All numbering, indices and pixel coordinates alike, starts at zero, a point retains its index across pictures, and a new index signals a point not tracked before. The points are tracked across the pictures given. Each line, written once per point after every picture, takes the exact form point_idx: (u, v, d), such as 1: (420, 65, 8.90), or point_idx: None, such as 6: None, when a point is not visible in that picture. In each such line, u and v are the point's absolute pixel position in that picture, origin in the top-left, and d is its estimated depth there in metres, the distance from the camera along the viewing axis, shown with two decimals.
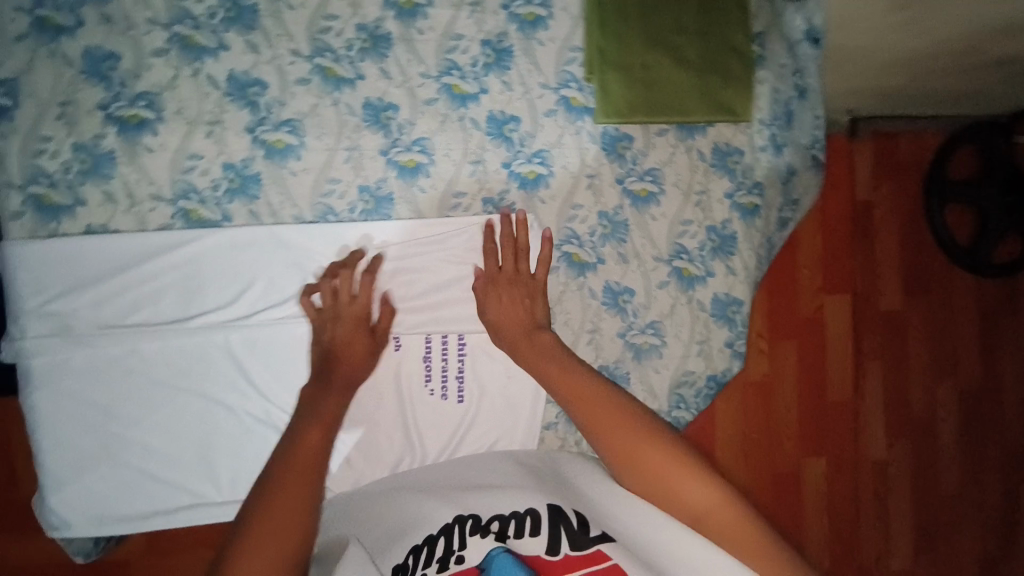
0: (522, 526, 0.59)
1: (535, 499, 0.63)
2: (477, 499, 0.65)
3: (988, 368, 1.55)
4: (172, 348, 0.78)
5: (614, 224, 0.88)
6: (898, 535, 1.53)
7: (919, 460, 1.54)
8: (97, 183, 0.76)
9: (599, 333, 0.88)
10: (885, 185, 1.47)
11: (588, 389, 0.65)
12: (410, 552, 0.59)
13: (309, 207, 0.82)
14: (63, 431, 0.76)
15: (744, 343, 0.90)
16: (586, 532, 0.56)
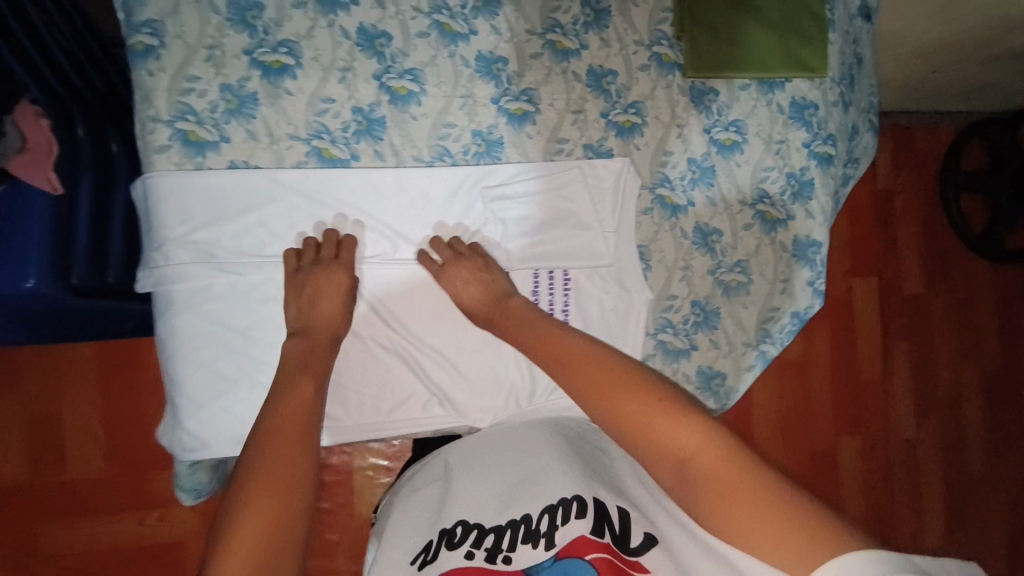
0: (569, 512, 0.58)
1: (577, 483, 0.61)
2: (521, 489, 0.63)
3: (1005, 350, 1.62)
4: None
5: (702, 169, 0.95)
6: (930, 512, 1.57)
7: (948, 438, 1.59)
8: (241, 122, 0.81)
9: (690, 271, 0.94)
10: (904, 174, 1.55)
11: (579, 358, 0.65)
12: (458, 523, 0.63)
13: (427, 148, 0.88)
14: (203, 355, 0.80)
15: (823, 281, 0.97)
16: (627, 543, 0.55)
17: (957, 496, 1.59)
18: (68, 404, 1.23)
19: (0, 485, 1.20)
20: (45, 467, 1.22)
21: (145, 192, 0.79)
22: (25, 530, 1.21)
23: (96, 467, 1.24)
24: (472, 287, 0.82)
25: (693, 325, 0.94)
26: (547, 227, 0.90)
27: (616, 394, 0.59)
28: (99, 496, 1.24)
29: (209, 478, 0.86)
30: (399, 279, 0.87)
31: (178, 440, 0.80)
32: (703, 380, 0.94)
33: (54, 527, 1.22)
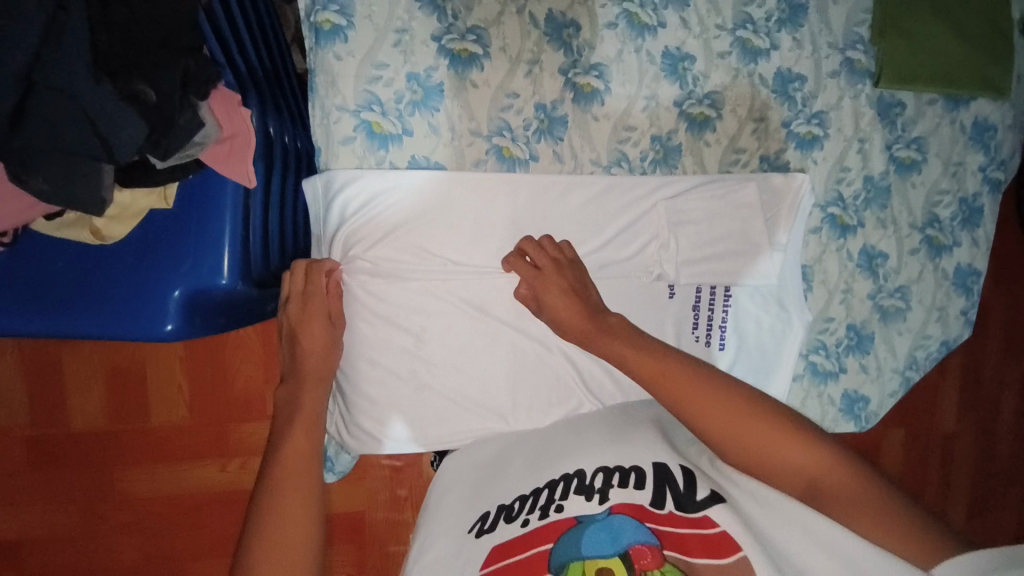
0: (628, 480, 0.63)
1: (637, 455, 0.66)
2: (580, 455, 0.69)
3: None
4: (477, 283, 0.82)
5: (877, 189, 0.91)
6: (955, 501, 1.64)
7: (989, 441, 1.64)
8: (424, 114, 0.77)
9: (851, 294, 0.92)
10: None
11: (684, 379, 0.65)
12: (518, 498, 0.66)
13: (606, 152, 0.84)
14: (378, 354, 0.81)
15: (977, 311, 0.95)
16: (693, 496, 0.59)
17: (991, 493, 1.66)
18: (150, 358, 1.22)
19: (82, 427, 1.23)
20: (126, 415, 1.23)
21: (329, 192, 0.77)
22: (103, 475, 1.24)
23: (177, 416, 1.24)
24: (562, 310, 0.76)
25: (846, 349, 0.92)
26: (715, 244, 0.87)
27: (728, 414, 0.62)
28: (177, 446, 1.25)
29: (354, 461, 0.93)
30: None
31: (351, 431, 0.83)
32: (847, 403, 0.93)
33: (133, 473, 1.25)
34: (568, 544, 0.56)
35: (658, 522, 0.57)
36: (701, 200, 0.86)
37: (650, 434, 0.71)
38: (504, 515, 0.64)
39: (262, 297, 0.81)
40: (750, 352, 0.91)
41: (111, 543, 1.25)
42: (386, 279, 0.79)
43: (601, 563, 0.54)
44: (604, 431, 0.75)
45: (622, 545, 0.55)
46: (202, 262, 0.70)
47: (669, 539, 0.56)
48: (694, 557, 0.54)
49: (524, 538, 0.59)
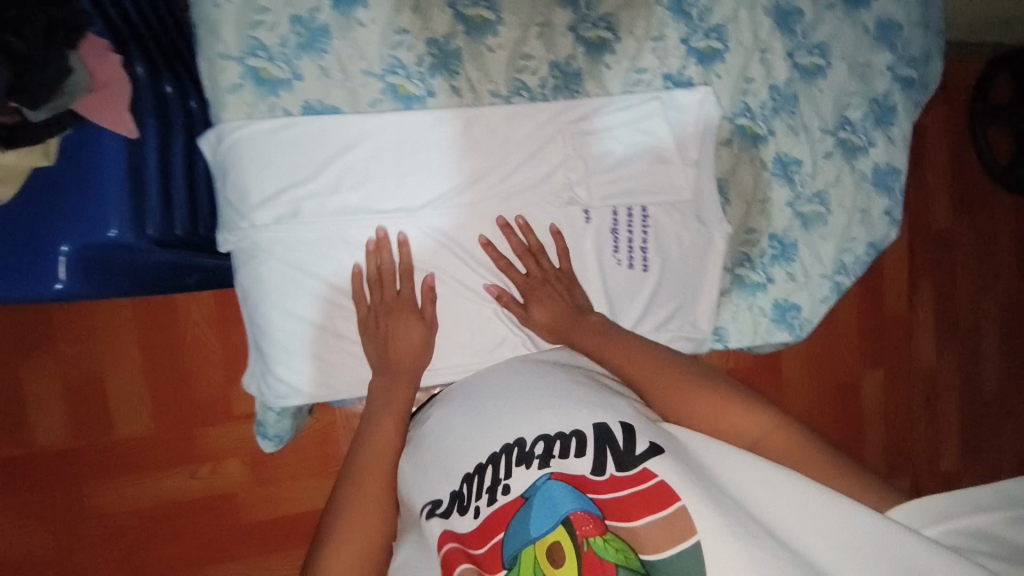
0: (568, 448, 0.58)
1: (578, 414, 0.60)
2: (510, 415, 0.62)
3: (942, 273, 1.91)
4: (380, 229, 0.82)
5: (783, 97, 0.91)
6: (937, 419, 1.94)
7: (954, 362, 1.94)
8: (313, 58, 0.78)
9: (769, 203, 0.92)
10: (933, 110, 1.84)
11: (650, 364, 0.71)
12: (463, 482, 0.59)
13: (505, 82, 0.84)
14: (293, 303, 0.80)
15: (900, 210, 0.95)
16: (632, 452, 0.56)
17: (956, 399, 1.95)
18: (109, 369, 1.20)
19: (46, 446, 1.19)
20: (88, 429, 1.20)
21: (225, 146, 0.78)
22: (75, 492, 1.21)
23: (141, 426, 1.22)
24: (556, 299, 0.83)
25: (770, 260, 0.93)
26: (623, 165, 0.88)
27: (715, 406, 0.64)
28: (145, 455, 1.24)
29: (292, 425, 0.91)
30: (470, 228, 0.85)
31: (269, 387, 0.82)
32: (779, 312, 0.94)
33: (105, 486, 1.22)
34: (516, 530, 0.54)
35: (600, 491, 0.55)
36: (604, 120, 0.87)
37: (562, 380, 0.67)
38: (455, 505, 0.58)
39: (168, 268, 0.86)
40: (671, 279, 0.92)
41: (92, 559, 1.23)
42: (293, 226, 0.79)
43: (550, 539, 0.53)
44: (511, 381, 0.68)
45: (562, 514, 0.53)
46: (89, 215, 0.73)
47: (610, 507, 0.54)
48: (636, 521, 0.53)
49: (479, 532, 0.56)
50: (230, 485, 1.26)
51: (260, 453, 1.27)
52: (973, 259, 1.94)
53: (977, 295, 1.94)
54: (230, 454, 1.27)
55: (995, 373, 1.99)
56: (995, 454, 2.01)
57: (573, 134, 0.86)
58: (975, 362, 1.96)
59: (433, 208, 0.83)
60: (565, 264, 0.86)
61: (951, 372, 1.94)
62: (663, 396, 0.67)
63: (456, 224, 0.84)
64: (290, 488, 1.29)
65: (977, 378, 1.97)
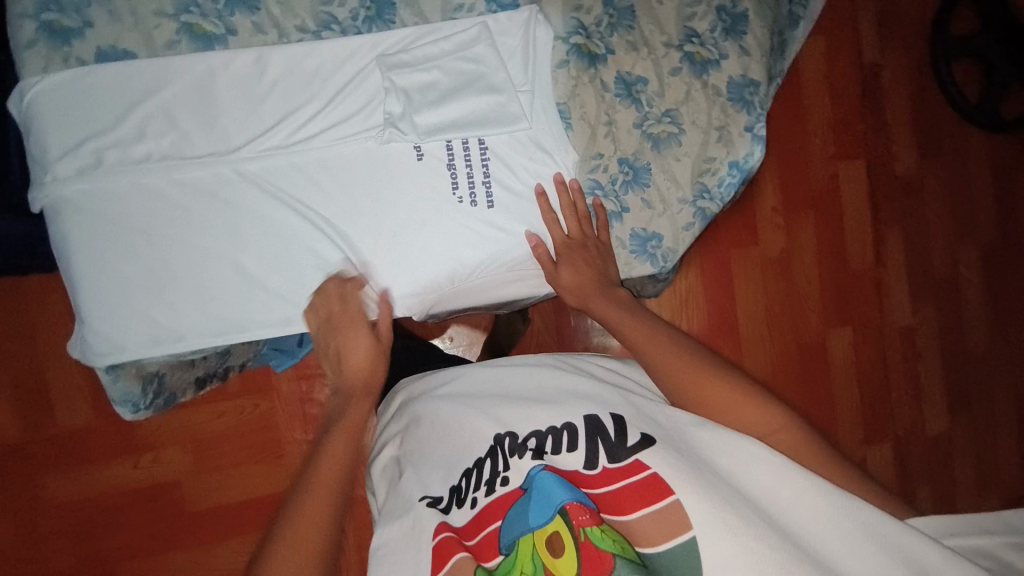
0: (560, 442, 0.60)
1: (569, 407, 0.62)
2: (503, 408, 0.65)
3: (913, 221, 1.71)
4: (184, 182, 0.78)
5: (619, 12, 0.86)
6: (928, 387, 1.72)
7: (947, 324, 1.73)
8: (101, 2, 0.75)
9: (615, 126, 0.87)
10: (890, 47, 1.67)
11: (661, 339, 0.67)
12: (463, 475, 0.61)
13: (311, 16, 0.81)
14: (115, 258, 0.77)
15: (764, 126, 0.88)
16: (625, 443, 0.57)
17: (952, 369, 1.73)
18: (47, 361, 1.18)
19: None
20: (32, 422, 1.18)
21: (24, 104, 0.75)
22: (27, 483, 1.18)
23: (82, 418, 1.19)
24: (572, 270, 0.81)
25: (623, 186, 0.88)
26: (455, 96, 0.83)
27: (724, 392, 0.61)
28: (91, 447, 1.20)
29: (142, 389, 0.86)
30: (286, 172, 0.81)
31: (91, 344, 0.79)
32: (638, 243, 0.89)
33: (54, 478, 1.19)
34: (514, 518, 0.54)
35: (593, 485, 0.56)
36: (428, 52, 0.83)
37: (561, 374, 0.68)
38: (454, 500, 0.60)
39: (27, 237, 0.83)
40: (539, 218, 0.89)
41: (42, 554, 1.19)
42: (98, 178, 0.76)
43: (549, 529, 0.52)
44: (509, 369, 0.71)
45: (556, 503, 0.53)
46: None
47: (605, 500, 0.55)
48: (630, 515, 0.53)
49: (474, 522, 0.57)
50: (170, 473, 1.21)
51: (199, 440, 1.22)
52: (949, 204, 1.73)
53: (956, 245, 1.74)
54: (169, 442, 1.22)
55: (986, 329, 1.76)
56: (995, 422, 1.75)
57: (393, 66, 0.82)
58: (960, 323, 1.74)
59: (250, 153, 0.80)
60: (603, 232, 0.86)
61: (932, 329, 1.72)
62: (677, 376, 0.63)
63: (277, 167, 0.81)
64: (242, 474, 1.24)
65: (962, 335, 1.75)
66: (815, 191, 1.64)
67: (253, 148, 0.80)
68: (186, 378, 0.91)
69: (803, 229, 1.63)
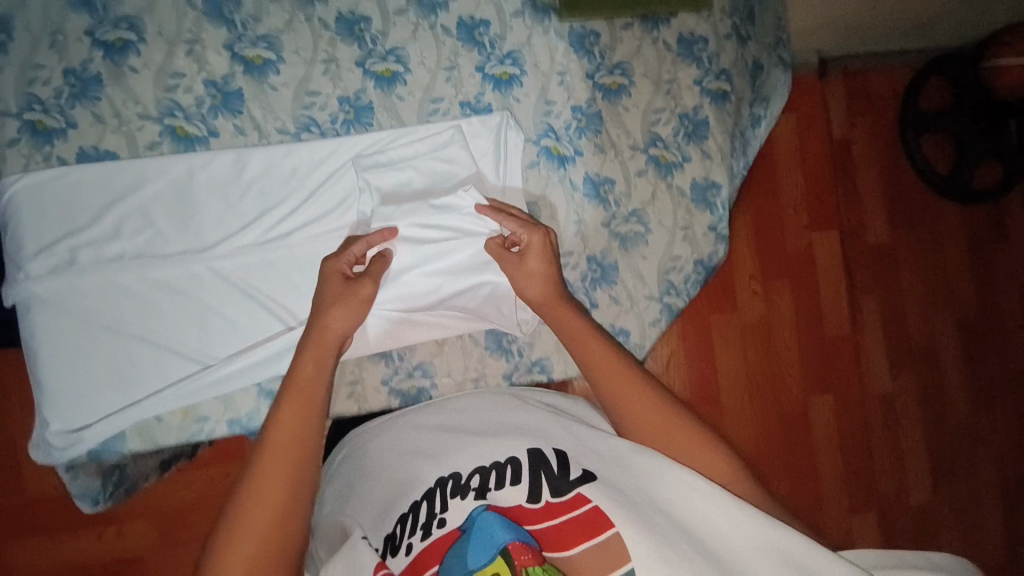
0: (503, 477, 0.57)
1: (513, 443, 0.60)
2: (447, 448, 0.62)
3: (891, 290, 1.63)
4: (156, 278, 0.79)
5: (588, 117, 0.90)
6: (911, 456, 1.64)
7: (927, 390, 1.64)
8: (86, 105, 0.78)
9: (584, 224, 0.90)
10: (860, 123, 1.60)
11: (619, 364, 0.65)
12: (397, 521, 0.57)
13: (292, 119, 0.84)
14: (83, 356, 0.77)
15: (726, 226, 0.94)
16: (569, 477, 0.55)
17: (935, 437, 1.64)
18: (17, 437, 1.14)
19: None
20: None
21: (2, 202, 0.76)
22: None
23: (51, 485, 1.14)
24: (532, 262, 0.76)
25: (592, 283, 0.90)
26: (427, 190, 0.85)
27: (677, 425, 0.61)
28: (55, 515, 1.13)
29: (102, 481, 0.84)
30: (256, 268, 0.82)
31: (50, 443, 0.77)
32: None
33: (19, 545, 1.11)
34: (452, 562, 0.51)
35: (534, 520, 0.54)
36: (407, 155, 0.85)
37: (511, 409, 0.67)
38: (389, 548, 0.57)
39: None
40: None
41: None
42: (72, 275, 0.76)
43: (489, 571, 0.49)
44: (460, 410, 0.68)
45: (498, 543, 0.50)
46: None
47: (548, 536, 0.53)
48: (573, 550, 0.51)
49: (410, 568, 0.54)
50: (134, 549, 1.13)
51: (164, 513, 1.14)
52: (925, 272, 1.65)
53: (931, 312, 1.65)
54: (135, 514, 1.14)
55: (966, 393, 1.67)
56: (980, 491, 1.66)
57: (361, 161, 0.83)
58: (941, 392, 1.65)
59: (219, 253, 0.81)
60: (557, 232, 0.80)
61: (912, 399, 1.65)
62: (629, 410, 0.62)
63: (250, 264, 0.82)
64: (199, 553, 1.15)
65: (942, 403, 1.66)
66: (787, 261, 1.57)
67: (227, 246, 0.81)
68: (150, 464, 0.89)
69: (783, 299, 1.55)
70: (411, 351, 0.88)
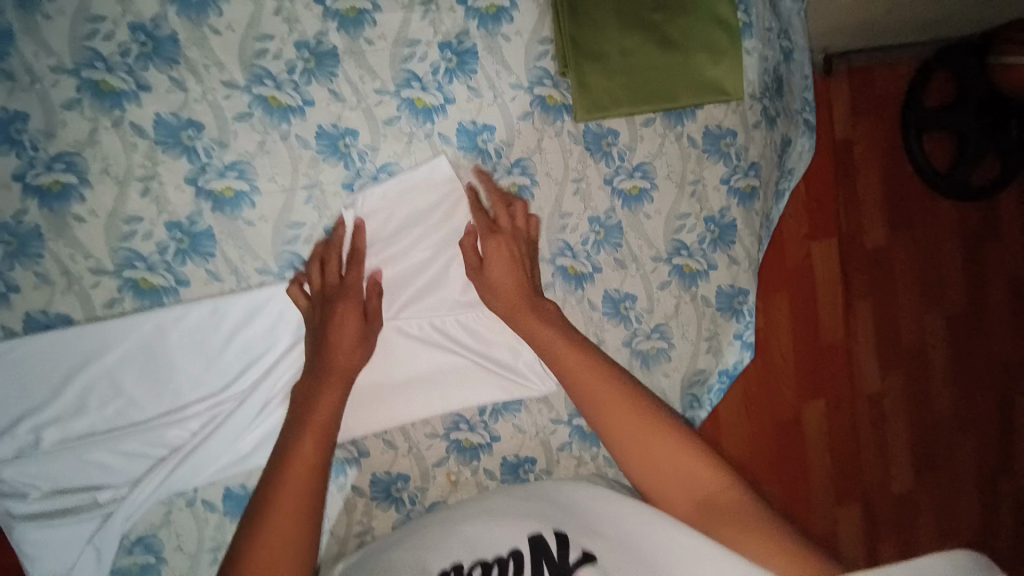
0: (506, 566, 0.55)
1: (514, 529, 0.60)
2: (448, 539, 0.61)
3: (886, 289, 1.39)
4: (132, 450, 0.69)
5: (606, 229, 0.81)
6: (899, 462, 1.44)
7: (916, 392, 1.44)
8: (26, 265, 0.67)
9: (603, 346, 0.83)
10: (863, 121, 1.33)
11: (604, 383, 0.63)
12: None
13: (273, 258, 0.73)
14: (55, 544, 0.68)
15: (752, 333, 0.88)
16: (569, 560, 0.54)
17: (920, 442, 1.45)
18: None
19: None
20: None
21: None
22: None
23: None
24: (504, 277, 0.73)
25: None
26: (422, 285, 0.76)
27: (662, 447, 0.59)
28: None
29: None
30: (245, 424, 0.72)
31: None
32: None
33: None
34: None
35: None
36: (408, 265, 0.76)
37: (512, 497, 0.66)
38: None
39: None
40: (528, 430, 0.82)
41: None
42: (41, 459, 0.67)
43: None
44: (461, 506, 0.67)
45: None
46: None
47: None
48: None
49: None
50: None
51: None
52: (920, 267, 1.42)
53: (925, 310, 1.43)
54: None
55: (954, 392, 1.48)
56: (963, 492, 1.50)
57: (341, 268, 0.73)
58: (931, 394, 1.46)
59: (201, 419, 0.71)
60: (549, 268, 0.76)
61: (902, 402, 1.43)
62: (616, 435, 0.61)
63: (237, 424, 0.72)
64: None
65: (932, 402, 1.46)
66: (783, 268, 1.24)
67: (212, 404, 0.71)
68: None
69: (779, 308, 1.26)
70: (407, 477, 0.79)
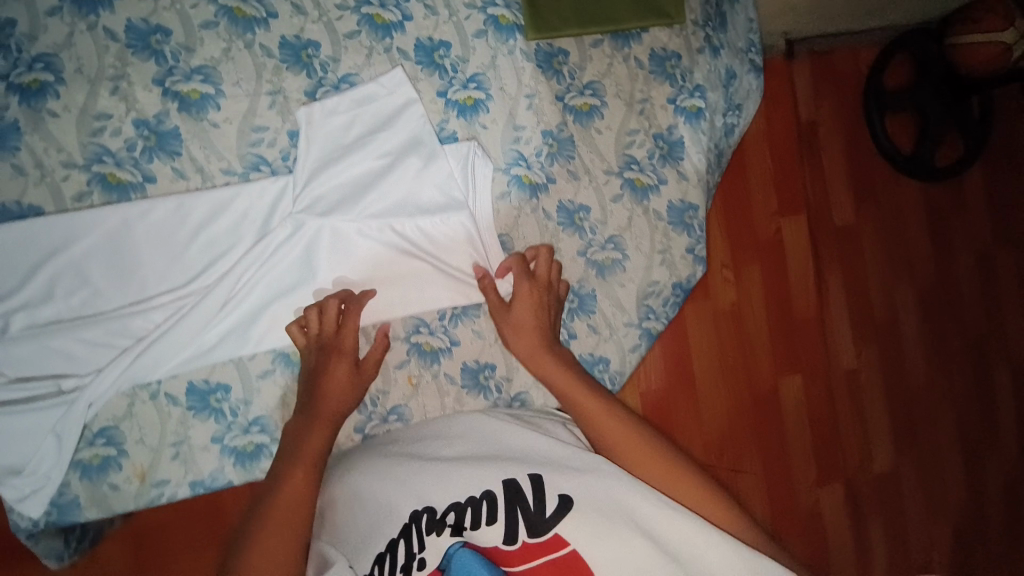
0: (478, 514, 0.59)
1: (488, 473, 0.63)
2: (421, 478, 0.64)
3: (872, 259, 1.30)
4: (98, 339, 0.71)
5: (560, 142, 0.86)
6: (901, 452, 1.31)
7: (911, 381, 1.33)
8: (3, 156, 0.70)
9: (559, 254, 0.86)
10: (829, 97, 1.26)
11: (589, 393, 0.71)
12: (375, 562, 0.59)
13: (238, 158, 0.76)
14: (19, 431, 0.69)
15: (703, 247, 0.92)
16: (543, 515, 0.57)
17: (920, 432, 1.32)
18: None
19: None
20: None
21: None
22: None
23: None
24: (528, 308, 0.78)
25: (569, 314, 0.87)
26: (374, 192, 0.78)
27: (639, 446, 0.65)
28: None
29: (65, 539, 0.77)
30: (207, 315, 0.73)
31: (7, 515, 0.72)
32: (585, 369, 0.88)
33: None
34: None
35: (512, 561, 0.56)
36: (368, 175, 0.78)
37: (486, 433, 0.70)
38: None
39: None
40: (487, 335, 0.85)
41: None
42: (6, 344, 0.69)
43: None
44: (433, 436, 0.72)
45: None
46: None
47: None
48: None
49: None
50: None
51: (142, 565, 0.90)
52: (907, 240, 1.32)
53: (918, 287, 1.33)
54: None
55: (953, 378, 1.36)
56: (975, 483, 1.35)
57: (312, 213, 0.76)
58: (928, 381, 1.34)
59: (166, 311, 0.73)
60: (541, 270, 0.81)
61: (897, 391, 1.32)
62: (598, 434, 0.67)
63: (198, 317, 0.73)
64: None
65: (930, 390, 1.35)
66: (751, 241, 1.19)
67: (177, 296, 0.73)
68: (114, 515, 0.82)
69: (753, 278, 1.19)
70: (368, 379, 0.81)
